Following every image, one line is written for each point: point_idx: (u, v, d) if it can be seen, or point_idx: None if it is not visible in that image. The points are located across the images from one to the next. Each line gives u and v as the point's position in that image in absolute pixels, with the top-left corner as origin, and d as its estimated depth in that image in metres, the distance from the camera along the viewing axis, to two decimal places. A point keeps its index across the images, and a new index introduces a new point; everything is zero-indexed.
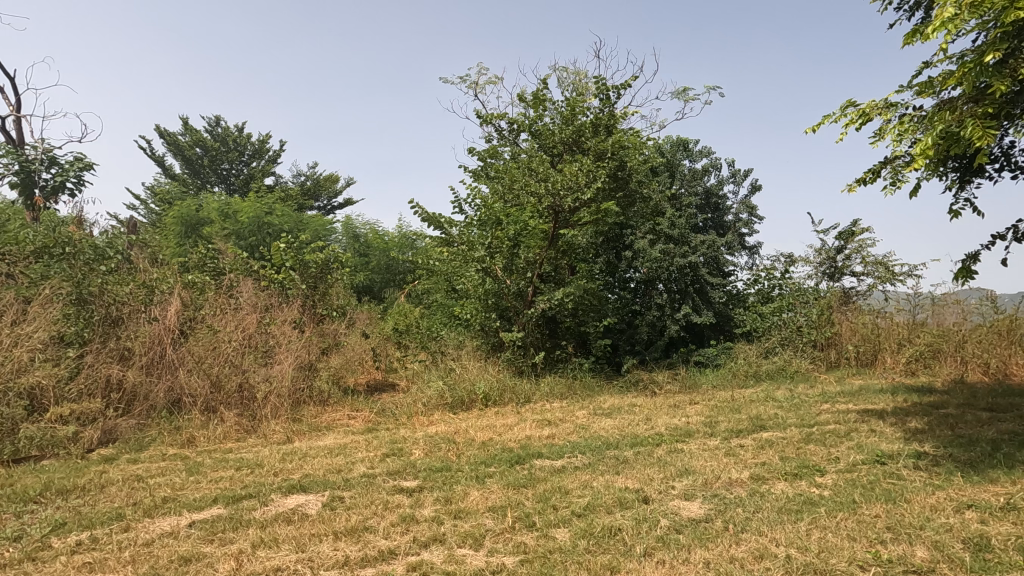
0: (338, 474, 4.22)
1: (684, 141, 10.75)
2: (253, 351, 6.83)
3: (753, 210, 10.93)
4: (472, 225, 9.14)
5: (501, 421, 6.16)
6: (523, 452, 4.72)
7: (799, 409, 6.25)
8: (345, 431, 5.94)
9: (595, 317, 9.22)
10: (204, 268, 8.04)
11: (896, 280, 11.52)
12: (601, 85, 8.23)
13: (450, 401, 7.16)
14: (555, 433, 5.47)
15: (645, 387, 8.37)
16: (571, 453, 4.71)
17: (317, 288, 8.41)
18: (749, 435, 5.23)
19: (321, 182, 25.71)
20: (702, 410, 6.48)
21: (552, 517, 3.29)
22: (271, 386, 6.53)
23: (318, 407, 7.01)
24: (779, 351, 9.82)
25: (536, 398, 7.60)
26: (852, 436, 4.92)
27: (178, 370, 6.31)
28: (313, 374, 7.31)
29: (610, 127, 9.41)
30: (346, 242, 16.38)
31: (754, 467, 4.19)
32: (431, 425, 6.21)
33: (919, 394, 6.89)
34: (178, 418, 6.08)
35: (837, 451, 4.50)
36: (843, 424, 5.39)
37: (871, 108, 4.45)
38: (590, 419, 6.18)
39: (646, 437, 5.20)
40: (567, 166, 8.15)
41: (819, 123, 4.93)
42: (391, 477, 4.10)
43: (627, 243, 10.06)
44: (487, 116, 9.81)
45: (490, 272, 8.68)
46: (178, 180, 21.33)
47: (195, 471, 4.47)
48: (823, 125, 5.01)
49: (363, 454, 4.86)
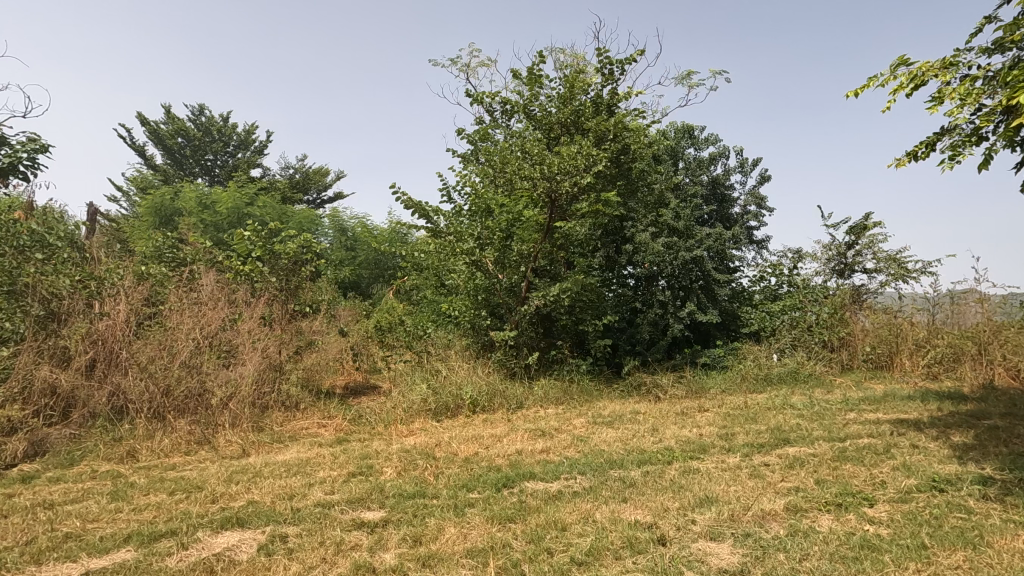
0: (289, 501, 3.49)
1: (689, 128, 10.10)
2: (212, 351, 6.09)
3: (761, 201, 10.28)
4: (461, 214, 8.41)
5: (489, 431, 5.47)
6: (512, 472, 4.02)
7: (823, 419, 5.58)
8: (311, 443, 5.22)
9: (593, 315, 8.54)
10: (163, 258, 7.27)
11: (910, 278, 10.92)
12: (604, 58, 7.45)
13: (433, 407, 6.43)
14: (549, 447, 4.78)
15: (648, 391, 7.67)
16: (569, 474, 4.00)
17: (290, 282, 7.63)
18: (772, 451, 4.55)
19: (310, 175, 25.05)
20: (714, 419, 5.80)
21: (547, 566, 2.61)
22: (230, 392, 5.79)
23: (286, 414, 6.29)
24: (790, 352, 9.18)
25: (528, 403, 6.90)
26: (893, 454, 4.26)
27: (124, 373, 5.56)
28: (280, 377, 6.58)
29: (610, 109, 8.71)
30: (332, 236, 15.69)
31: (788, 494, 3.51)
32: (410, 436, 5.48)
33: (952, 401, 6.22)
34: (121, 427, 5.34)
35: (880, 474, 3.83)
36: (879, 439, 4.70)
37: (926, 70, 3.75)
38: (590, 430, 5.48)
39: (655, 453, 4.50)
40: (564, 148, 7.41)
41: (860, 88, 4.21)
42: (352, 506, 3.39)
43: (627, 235, 9.36)
44: (477, 96, 9.04)
45: (481, 266, 7.99)
46: (158, 171, 20.46)
47: (122, 496, 3.74)
48: (865, 91, 4.25)
49: (324, 473, 4.15)
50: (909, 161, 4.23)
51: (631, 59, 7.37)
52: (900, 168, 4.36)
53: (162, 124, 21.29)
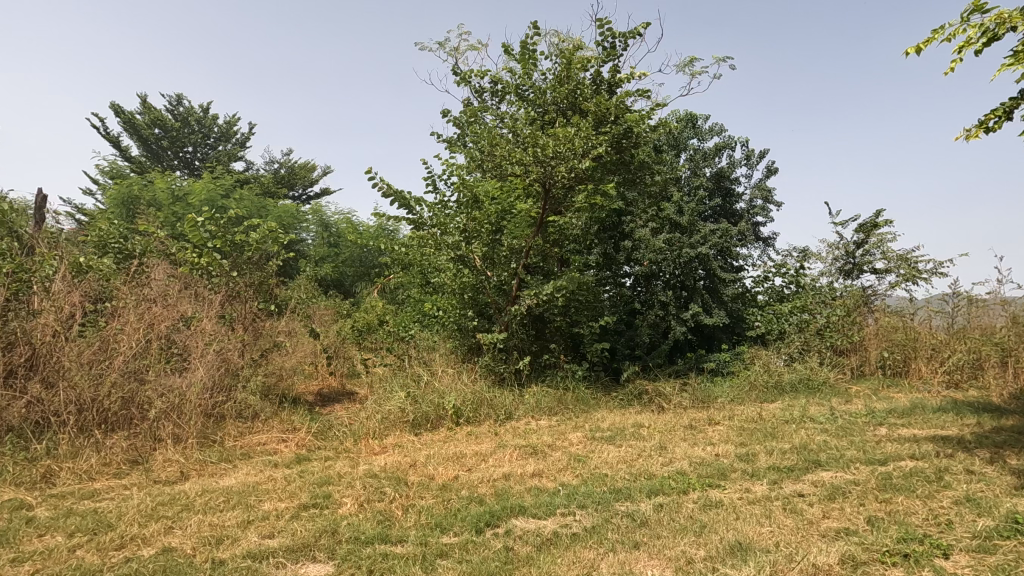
0: (213, 550, 2.76)
1: (693, 117, 9.46)
2: (157, 354, 5.32)
3: (768, 195, 9.66)
4: (446, 204, 7.63)
5: (473, 449, 4.76)
6: (497, 506, 3.32)
7: (851, 435, 4.93)
8: (265, 462, 4.48)
9: (590, 316, 7.86)
10: (110, 248, 6.44)
11: (920, 280, 10.36)
12: (608, 29, 6.75)
13: (412, 418, 5.71)
14: (542, 470, 4.09)
15: (650, 401, 6.98)
16: (566, 508, 3.29)
17: (254, 278, 6.74)
18: (804, 477, 3.88)
19: (295, 170, 24.23)
20: (729, 435, 5.12)
21: None
22: (173, 403, 5.03)
23: (243, 426, 5.53)
24: (801, 358, 8.54)
25: (518, 413, 6.20)
26: (947, 481, 3.62)
27: (50, 380, 4.78)
28: (238, 385, 5.82)
29: (610, 89, 7.97)
30: (315, 232, 14.92)
31: (841, 541, 2.82)
32: (381, 455, 4.76)
33: (990, 415, 5.60)
34: (41, 443, 4.56)
35: (943, 511, 3.16)
36: (926, 462, 4.05)
37: (1005, 19, 3.12)
38: (589, 447, 4.78)
39: (667, 479, 3.81)
40: (560, 130, 6.70)
41: (922, 44, 3.60)
42: (292, 558, 2.67)
43: (625, 231, 8.69)
44: (465, 73, 8.33)
45: (468, 261, 7.27)
46: (133, 162, 19.48)
47: (7, 539, 2.99)
48: (930, 45, 3.62)
49: (269, 505, 3.42)
50: (983, 128, 3.59)
51: (635, 33, 6.68)
52: (965, 140, 3.78)
53: (137, 113, 20.30)
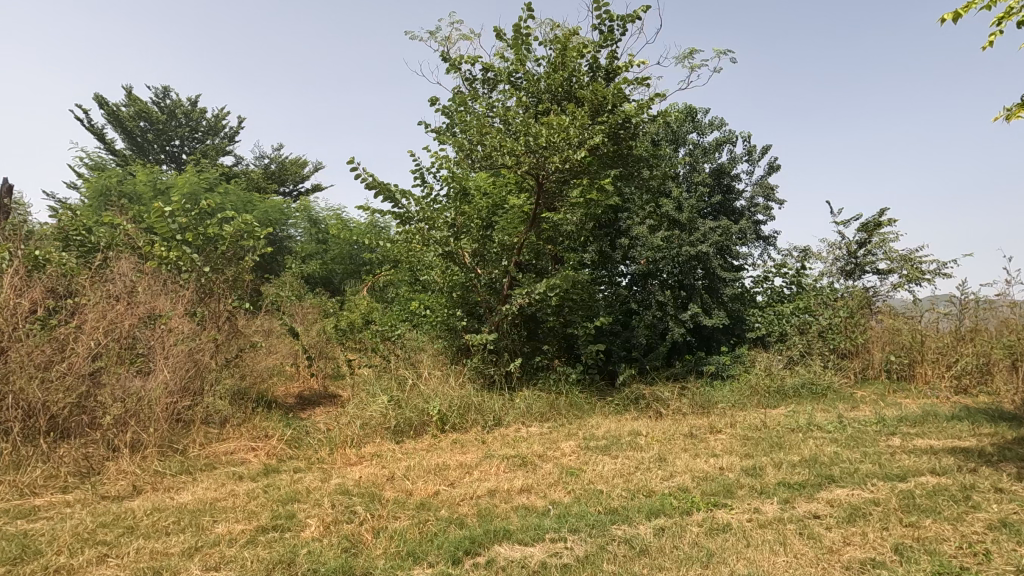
0: None
1: (693, 110, 9.12)
2: (118, 354, 4.92)
3: (770, 192, 9.33)
4: (434, 198, 7.27)
5: (457, 459, 4.40)
6: (480, 530, 2.96)
7: (864, 447, 4.60)
8: (229, 474, 4.11)
9: (585, 317, 7.46)
10: (73, 241, 6.02)
11: (924, 280, 10.07)
12: (605, 13, 6.41)
13: (393, 426, 5.33)
14: (532, 485, 3.74)
15: (648, 406, 6.63)
16: (556, 533, 2.93)
17: (228, 273, 6.35)
18: (817, 495, 3.54)
19: (286, 165, 23.74)
20: (732, 445, 4.77)
21: None
22: (133, 408, 4.65)
23: (211, 432, 5.15)
24: (804, 361, 8.22)
25: (508, 419, 5.84)
26: (976, 501, 3.28)
27: None
28: (208, 388, 5.43)
29: (607, 77, 7.62)
30: (304, 228, 14.52)
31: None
32: (357, 466, 4.39)
33: (1006, 424, 5.29)
34: None
35: (976, 537, 2.83)
36: (948, 478, 3.73)
37: None
38: (583, 459, 4.42)
39: (668, 498, 3.46)
40: (554, 118, 6.35)
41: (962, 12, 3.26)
42: None
43: (622, 228, 8.35)
44: (454, 59, 7.94)
45: (456, 257, 6.92)
46: (116, 156, 18.98)
47: None
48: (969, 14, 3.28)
49: (224, 527, 3.05)
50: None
51: (634, 16, 6.34)
52: None
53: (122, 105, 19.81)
